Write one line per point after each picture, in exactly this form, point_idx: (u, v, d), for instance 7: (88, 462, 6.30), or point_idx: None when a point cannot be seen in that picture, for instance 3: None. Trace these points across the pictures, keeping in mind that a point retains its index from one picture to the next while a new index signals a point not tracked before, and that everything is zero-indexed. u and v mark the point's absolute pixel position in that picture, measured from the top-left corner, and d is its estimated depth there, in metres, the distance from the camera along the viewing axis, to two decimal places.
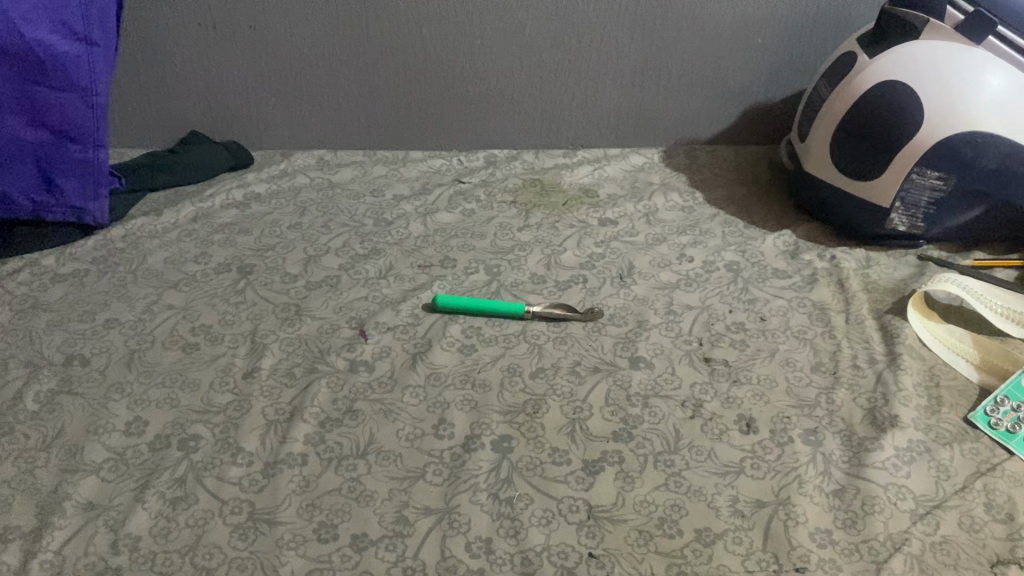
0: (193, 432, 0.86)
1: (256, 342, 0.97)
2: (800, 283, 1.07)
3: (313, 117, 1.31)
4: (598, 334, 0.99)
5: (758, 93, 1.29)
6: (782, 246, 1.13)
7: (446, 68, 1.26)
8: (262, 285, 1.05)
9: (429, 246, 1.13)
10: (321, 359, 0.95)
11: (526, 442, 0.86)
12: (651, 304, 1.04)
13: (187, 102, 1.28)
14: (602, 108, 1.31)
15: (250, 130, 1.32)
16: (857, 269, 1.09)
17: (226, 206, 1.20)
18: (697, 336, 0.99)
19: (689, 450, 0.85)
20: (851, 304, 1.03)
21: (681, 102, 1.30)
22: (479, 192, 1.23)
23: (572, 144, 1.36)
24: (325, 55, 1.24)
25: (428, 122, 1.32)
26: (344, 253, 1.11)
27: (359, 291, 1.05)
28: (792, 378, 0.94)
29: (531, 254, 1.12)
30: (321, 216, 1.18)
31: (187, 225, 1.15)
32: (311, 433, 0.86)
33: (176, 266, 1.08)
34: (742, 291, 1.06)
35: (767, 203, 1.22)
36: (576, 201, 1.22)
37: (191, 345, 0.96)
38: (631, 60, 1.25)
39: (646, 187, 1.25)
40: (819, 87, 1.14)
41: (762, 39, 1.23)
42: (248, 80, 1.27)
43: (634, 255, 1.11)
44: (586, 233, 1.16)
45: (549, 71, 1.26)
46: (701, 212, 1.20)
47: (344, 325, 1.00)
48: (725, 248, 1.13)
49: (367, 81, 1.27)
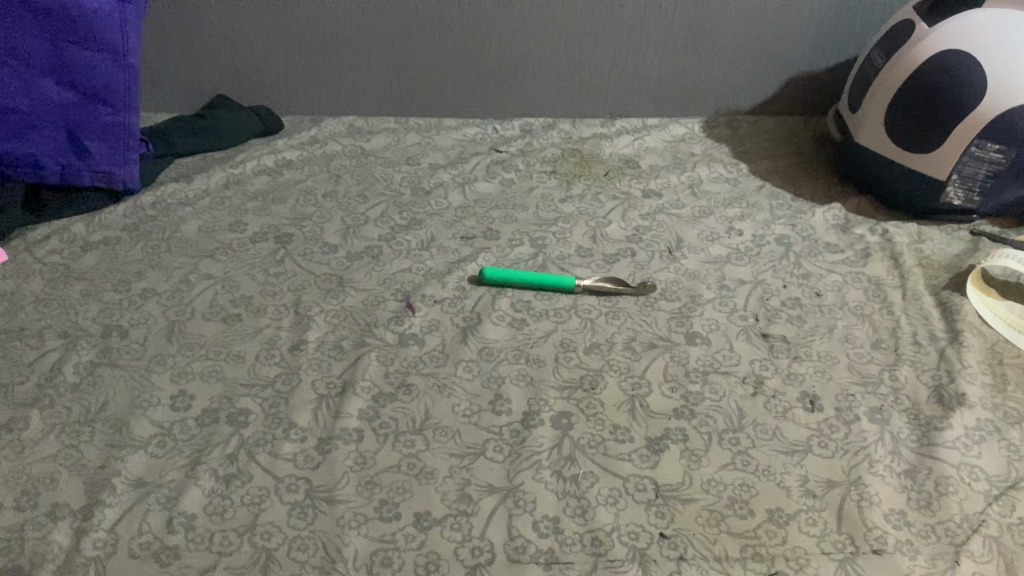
0: (242, 407, 0.83)
1: (300, 315, 0.94)
2: (854, 258, 1.04)
3: (343, 82, 1.27)
4: (651, 309, 0.97)
5: (801, 63, 1.26)
6: (832, 219, 1.10)
7: (483, 33, 1.22)
8: (301, 255, 1.02)
9: (470, 217, 1.10)
10: (369, 332, 0.92)
11: (587, 418, 0.83)
12: (703, 278, 1.01)
13: (214, 67, 1.24)
14: (642, 76, 1.27)
15: (278, 96, 1.28)
16: (910, 244, 1.06)
17: (258, 173, 1.15)
18: (752, 312, 0.97)
19: (754, 427, 0.83)
20: (907, 280, 1.01)
21: (723, 70, 1.27)
22: (517, 162, 1.20)
23: (609, 114, 1.32)
24: (358, 19, 1.20)
25: (462, 88, 1.28)
26: (383, 223, 1.08)
27: (402, 262, 1.02)
28: (853, 355, 0.91)
29: (576, 226, 1.09)
30: (356, 184, 1.14)
31: (219, 193, 1.11)
32: (365, 409, 0.83)
33: (211, 235, 1.04)
34: (795, 266, 1.03)
35: (813, 175, 1.19)
36: (617, 172, 1.19)
37: (232, 316, 0.93)
38: (673, 27, 1.22)
39: (688, 159, 1.22)
40: (872, 57, 1.10)
41: (808, 7, 1.19)
42: (277, 44, 1.22)
43: (682, 228, 1.09)
44: (630, 205, 1.13)
45: (589, 38, 1.23)
46: (746, 184, 1.17)
47: (390, 297, 0.96)
48: (774, 222, 1.10)
49: (400, 46, 1.23)
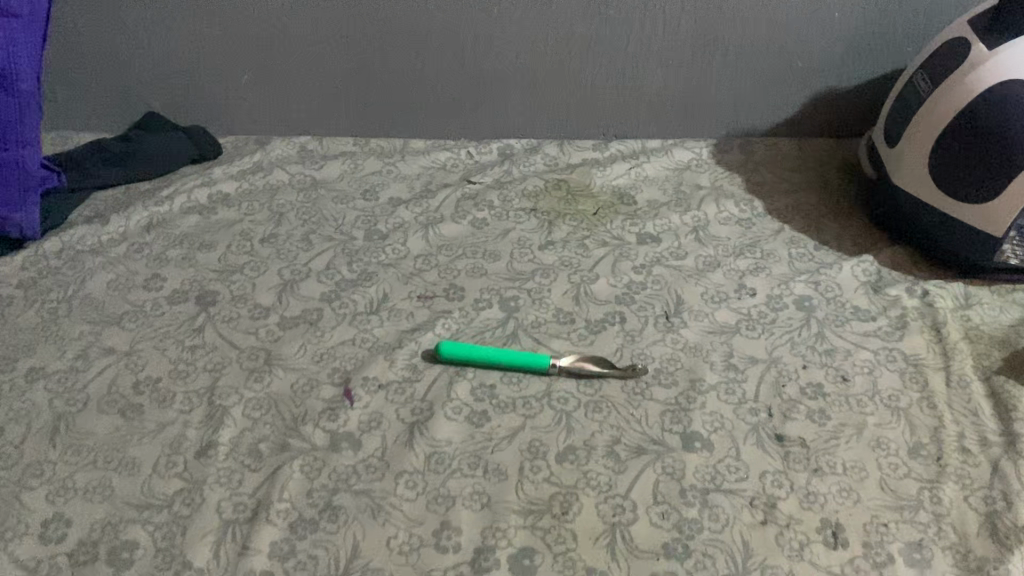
0: (127, 538, 0.67)
1: (214, 406, 0.77)
2: (888, 329, 0.87)
3: (294, 97, 1.10)
4: (641, 399, 0.80)
5: (829, 78, 1.07)
6: (862, 276, 0.93)
7: (455, 40, 1.04)
8: (226, 322, 0.85)
9: (431, 270, 0.93)
10: (295, 430, 0.75)
11: (553, 558, 0.67)
12: (706, 355, 0.84)
13: (143, 78, 1.07)
14: (641, 92, 1.09)
15: (217, 111, 1.11)
16: (955, 310, 0.89)
17: (187, 210, 0.98)
18: (764, 404, 0.80)
19: (761, 573, 0.66)
20: (951, 361, 0.83)
21: (736, 85, 1.08)
22: (491, 197, 1.03)
23: (603, 135, 1.14)
24: (309, 23, 1.03)
25: (432, 103, 1.11)
26: (328, 277, 0.91)
27: (345, 331, 0.85)
28: (886, 467, 0.74)
29: (556, 282, 0.92)
30: (301, 225, 0.97)
31: (138, 237, 0.94)
32: (278, 542, 0.67)
33: (121, 294, 0.88)
34: (816, 339, 0.86)
35: (841, 215, 1.01)
36: (609, 210, 1.02)
37: (132, 407, 0.77)
38: (678, 33, 1.04)
39: (694, 193, 1.04)
40: (916, 80, 0.92)
41: (839, 13, 1.01)
42: (216, 51, 1.05)
43: (682, 286, 0.91)
44: (622, 255, 0.95)
45: (580, 46, 1.05)
46: (761, 228, 0.99)
47: (325, 380, 0.80)
48: (793, 278, 0.92)
49: (358, 55, 1.06)
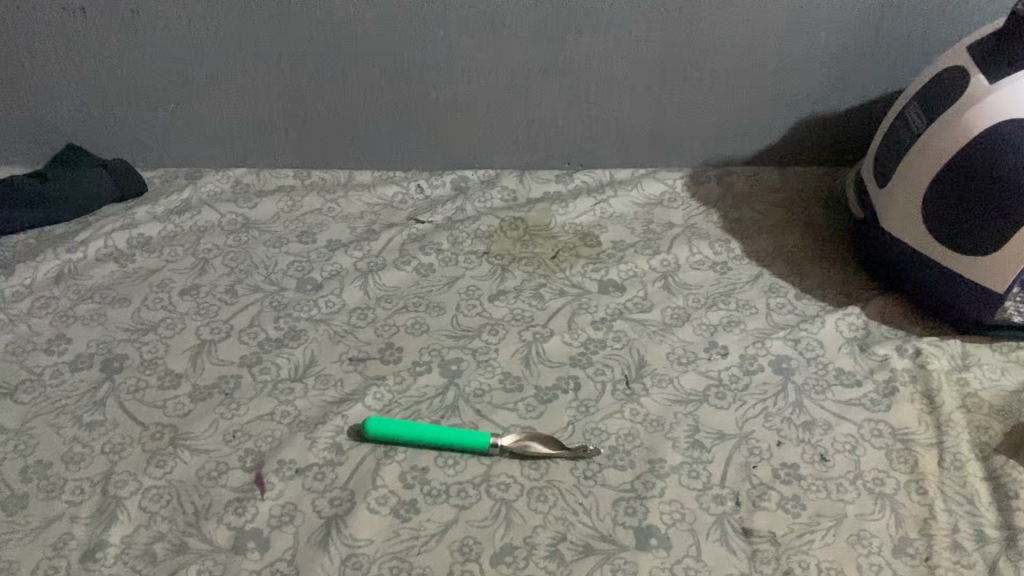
0: None
1: (107, 496, 0.68)
2: (874, 397, 0.77)
3: (227, 126, 1.00)
4: (592, 485, 0.70)
5: (815, 102, 0.98)
6: (847, 333, 0.83)
7: (400, 66, 0.95)
8: (131, 393, 0.76)
9: (367, 325, 0.84)
10: (196, 527, 0.66)
11: None
12: (668, 429, 0.75)
13: (61, 110, 0.98)
14: (607, 119, 1.00)
15: (145, 143, 1.02)
16: (950, 373, 0.79)
17: (103, 258, 0.89)
18: (732, 491, 0.70)
19: None
20: (945, 435, 0.74)
21: (712, 111, 0.99)
22: (441, 238, 0.94)
23: (568, 164, 1.04)
24: (238, 49, 0.94)
25: (379, 132, 1.01)
26: (251, 336, 0.82)
27: (264, 403, 0.76)
28: (869, 568, 0.65)
29: (505, 340, 0.82)
30: (227, 273, 0.89)
31: (45, 290, 0.85)
32: None
33: (18, 359, 0.79)
34: (793, 408, 0.77)
35: (826, 260, 0.92)
36: (569, 253, 0.93)
37: (14, 499, 0.68)
38: (646, 56, 0.94)
39: (664, 233, 0.95)
40: (908, 112, 0.83)
41: (824, 33, 0.92)
42: (138, 78, 0.96)
43: (646, 344, 0.82)
44: (580, 306, 0.86)
45: (537, 72, 0.95)
46: (737, 274, 0.90)
47: (236, 465, 0.71)
48: (770, 335, 0.83)
49: (295, 82, 0.96)
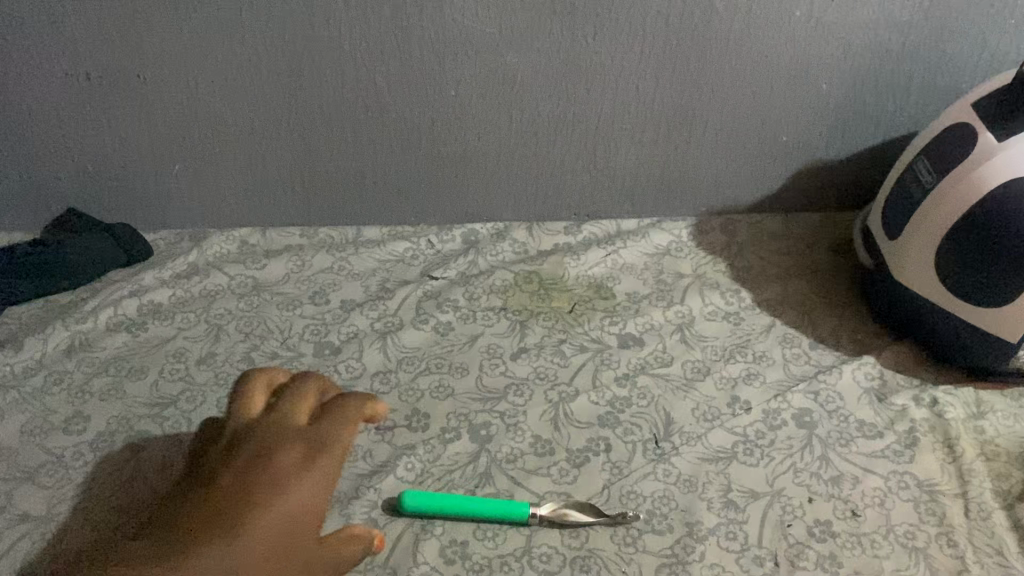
0: None
1: None
2: (897, 448, 0.79)
3: (232, 185, 0.99)
4: (633, 551, 0.70)
5: (816, 150, 1.00)
6: (863, 383, 0.85)
7: (409, 124, 0.95)
8: None
9: (391, 390, 0.83)
10: None
11: None
12: (701, 489, 0.75)
13: (61, 172, 0.97)
14: (614, 170, 1.01)
15: (148, 205, 1.00)
16: (967, 421, 0.81)
17: (114, 328, 0.88)
18: (770, 551, 0.71)
19: None
20: (969, 485, 0.75)
21: (716, 161, 1.00)
22: (456, 295, 0.94)
23: (574, 215, 1.05)
24: (246, 111, 0.93)
25: (387, 188, 1.01)
26: None
27: None
28: None
29: (532, 401, 0.82)
30: (242, 339, 0.88)
31: (58, 363, 0.84)
32: None
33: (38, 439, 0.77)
34: (820, 462, 0.78)
35: (835, 307, 0.94)
36: (585, 306, 0.93)
37: None
38: (653, 110, 0.95)
39: (675, 283, 0.96)
40: (916, 167, 0.85)
41: (826, 85, 0.94)
42: (141, 140, 0.94)
43: (670, 400, 0.83)
44: (602, 362, 0.87)
45: (546, 127, 0.96)
46: (750, 324, 0.91)
47: None
48: (790, 387, 0.84)
49: (302, 141, 0.96)
